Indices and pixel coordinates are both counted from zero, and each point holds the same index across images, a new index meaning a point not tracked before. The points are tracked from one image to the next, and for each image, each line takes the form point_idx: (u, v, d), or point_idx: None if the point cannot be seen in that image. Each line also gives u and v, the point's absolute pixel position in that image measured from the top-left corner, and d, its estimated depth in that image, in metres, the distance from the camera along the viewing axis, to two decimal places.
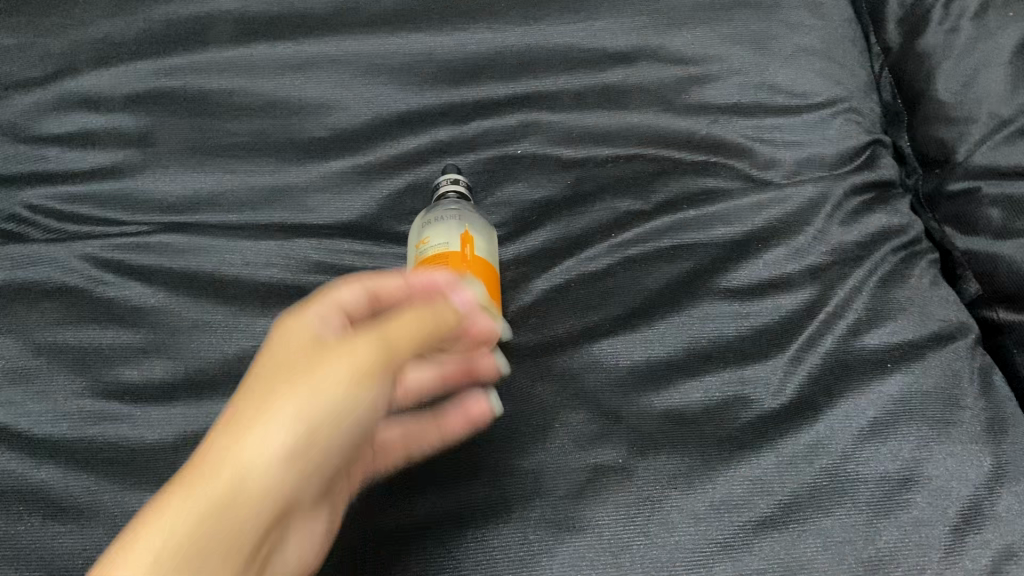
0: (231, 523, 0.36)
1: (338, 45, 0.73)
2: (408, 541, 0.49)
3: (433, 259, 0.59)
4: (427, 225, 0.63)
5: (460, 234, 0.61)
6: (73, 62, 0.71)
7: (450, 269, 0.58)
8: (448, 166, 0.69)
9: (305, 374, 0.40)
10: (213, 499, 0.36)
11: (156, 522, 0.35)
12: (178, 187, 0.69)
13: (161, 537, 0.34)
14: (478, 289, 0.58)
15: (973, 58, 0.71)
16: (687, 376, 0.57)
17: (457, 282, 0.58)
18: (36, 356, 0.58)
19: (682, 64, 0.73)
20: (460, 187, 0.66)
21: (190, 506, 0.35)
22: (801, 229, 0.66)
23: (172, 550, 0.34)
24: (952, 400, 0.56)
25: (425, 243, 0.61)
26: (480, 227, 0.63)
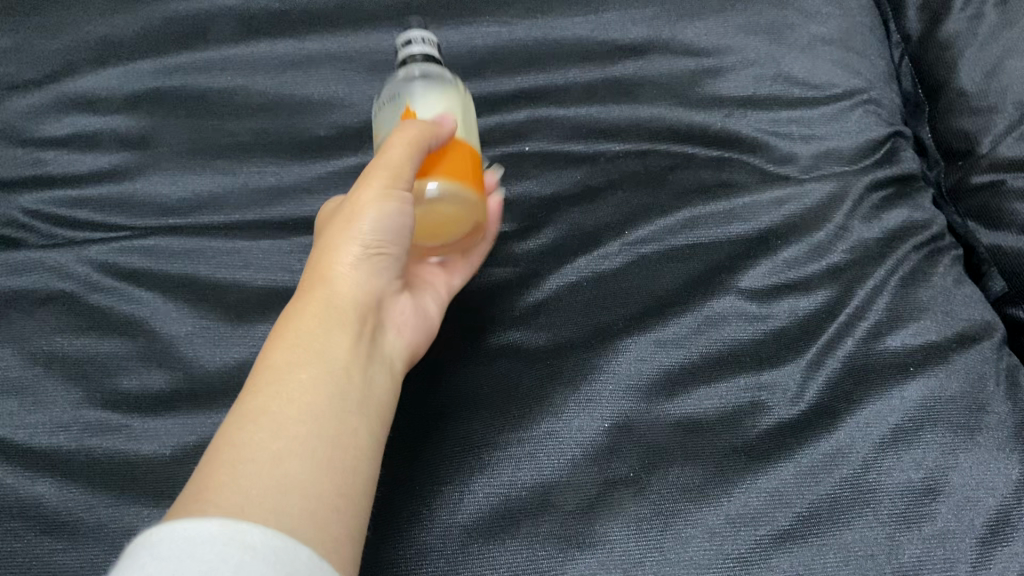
0: (298, 356, 0.45)
1: (340, 42, 0.72)
2: (414, 557, 0.48)
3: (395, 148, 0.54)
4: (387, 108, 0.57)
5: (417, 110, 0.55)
6: (70, 62, 0.69)
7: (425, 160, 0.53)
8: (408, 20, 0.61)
9: (333, 232, 0.52)
10: (293, 347, 0.46)
11: (272, 366, 0.45)
12: (178, 189, 0.67)
13: (278, 374, 0.44)
14: (459, 173, 0.54)
15: (999, 44, 0.69)
16: (704, 381, 0.55)
17: (438, 173, 0.53)
18: (32, 366, 0.57)
19: (695, 55, 0.72)
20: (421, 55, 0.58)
21: (291, 352, 0.45)
22: (821, 226, 0.64)
23: (274, 380, 0.44)
24: (977, 404, 0.54)
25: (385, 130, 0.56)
26: (444, 87, 0.57)
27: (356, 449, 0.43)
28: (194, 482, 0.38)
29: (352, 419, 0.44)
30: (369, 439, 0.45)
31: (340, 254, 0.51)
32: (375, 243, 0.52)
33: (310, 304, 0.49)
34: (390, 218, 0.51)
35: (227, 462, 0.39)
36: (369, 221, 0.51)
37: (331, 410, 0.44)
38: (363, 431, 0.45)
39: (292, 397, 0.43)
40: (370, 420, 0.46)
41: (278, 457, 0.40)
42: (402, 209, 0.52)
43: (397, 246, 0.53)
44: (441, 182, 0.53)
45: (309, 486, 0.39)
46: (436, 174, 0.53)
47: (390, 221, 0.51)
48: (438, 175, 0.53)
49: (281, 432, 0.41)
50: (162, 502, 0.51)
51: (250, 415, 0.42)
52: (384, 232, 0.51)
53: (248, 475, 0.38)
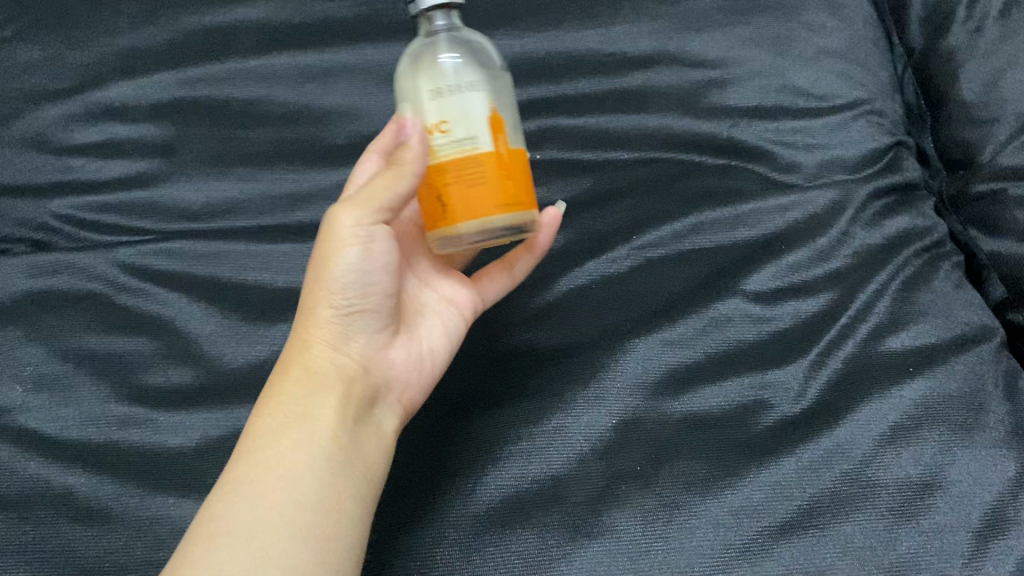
0: (281, 423, 0.48)
1: (361, 54, 0.73)
2: (433, 540, 0.52)
3: (463, 165, 0.48)
4: (442, 95, 0.48)
5: (489, 120, 0.48)
6: (98, 73, 0.71)
7: (494, 186, 0.48)
8: None
9: (309, 296, 0.52)
10: (278, 413, 0.49)
11: (259, 432, 0.48)
12: (204, 196, 0.70)
13: (262, 444, 0.47)
14: (521, 202, 0.50)
15: (1000, 56, 0.70)
16: (709, 381, 0.58)
17: (502, 206, 0.49)
18: (63, 363, 0.61)
19: (703, 67, 0.72)
20: (417, 6, 0.52)
21: (274, 418, 0.48)
22: (824, 231, 0.66)
23: (256, 451, 0.47)
24: (976, 404, 0.56)
25: (447, 132, 0.48)
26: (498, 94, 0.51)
27: (339, 508, 0.46)
28: (184, 547, 0.43)
29: (335, 486, 0.47)
30: (355, 507, 0.47)
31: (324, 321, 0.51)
32: (346, 301, 0.51)
33: (292, 374, 0.50)
34: (356, 265, 0.50)
35: (208, 533, 0.43)
36: (334, 280, 0.50)
37: (313, 478, 0.46)
38: (348, 497, 0.47)
39: (270, 466, 0.46)
40: (356, 485, 0.48)
41: (252, 531, 0.43)
42: (367, 253, 0.50)
43: (381, 299, 0.52)
44: (506, 216, 0.49)
45: (279, 555, 0.43)
46: (501, 209, 0.49)
47: (359, 270, 0.50)
48: (501, 210, 0.49)
49: (257, 505, 0.44)
50: (187, 492, 0.55)
51: (232, 486, 0.45)
52: (351, 288, 0.50)
53: (219, 557, 0.42)
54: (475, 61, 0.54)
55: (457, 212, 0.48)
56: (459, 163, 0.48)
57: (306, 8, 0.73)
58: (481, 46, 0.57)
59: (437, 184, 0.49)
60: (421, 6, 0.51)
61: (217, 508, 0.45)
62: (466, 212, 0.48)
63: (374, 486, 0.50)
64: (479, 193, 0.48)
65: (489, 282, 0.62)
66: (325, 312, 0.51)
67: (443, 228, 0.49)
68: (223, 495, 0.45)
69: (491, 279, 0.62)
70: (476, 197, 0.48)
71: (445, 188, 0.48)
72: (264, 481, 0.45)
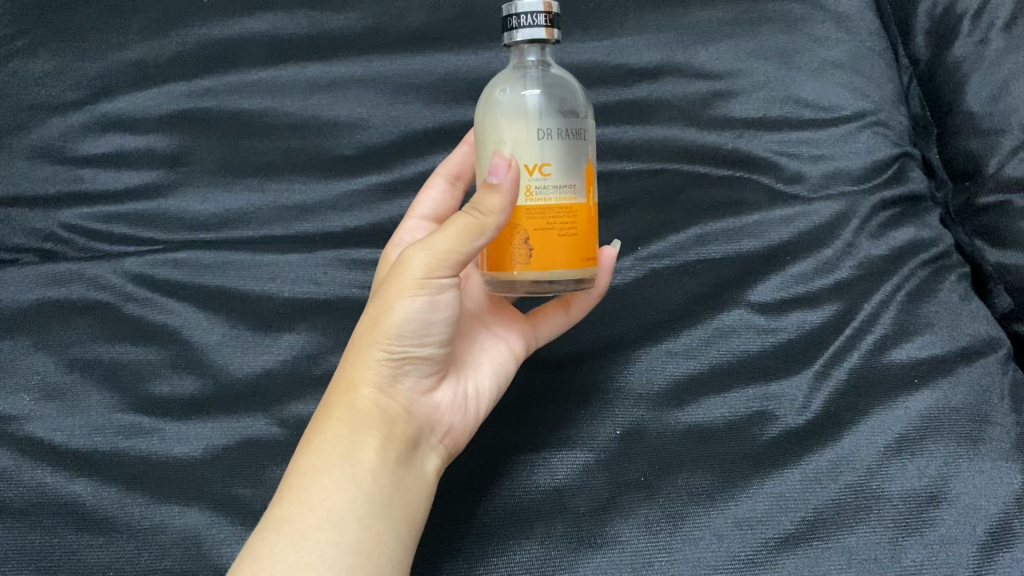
0: (325, 468, 0.48)
1: (366, 65, 0.72)
2: (436, 544, 0.55)
3: (559, 211, 0.50)
4: (552, 137, 0.50)
5: (586, 172, 0.51)
6: (106, 85, 0.72)
7: (580, 238, 0.51)
8: (520, 9, 0.50)
9: (362, 335, 0.51)
10: (323, 456, 0.49)
11: (303, 471, 0.49)
12: (211, 206, 0.70)
13: (305, 485, 0.48)
14: (585, 259, 0.52)
15: (1005, 68, 0.70)
16: (713, 392, 0.61)
17: (584, 259, 0.51)
18: (69, 372, 0.63)
19: (707, 78, 0.71)
20: (510, 37, 0.50)
21: (317, 457, 0.49)
22: (829, 242, 0.66)
23: (299, 495, 0.47)
24: (982, 416, 0.58)
25: (548, 175, 0.49)
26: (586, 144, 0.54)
27: (375, 552, 0.47)
28: None
29: (376, 527, 0.48)
30: (393, 549, 0.48)
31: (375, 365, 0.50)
32: (401, 347, 0.50)
33: (337, 412, 0.50)
34: (418, 313, 0.50)
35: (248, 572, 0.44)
36: (392, 324, 0.50)
37: (353, 519, 0.47)
38: (388, 540, 0.48)
39: (312, 511, 0.47)
40: (395, 527, 0.49)
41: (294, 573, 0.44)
42: (430, 302, 0.50)
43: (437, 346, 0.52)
44: (582, 270, 0.52)
45: None
46: (582, 261, 0.51)
47: (420, 317, 0.50)
48: (581, 262, 0.51)
49: (297, 545, 0.45)
50: (192, 501, 0.58)
51: (274, 528, 0.46)
52: (409, 335, 0.50)
53: None
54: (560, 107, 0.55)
55: (539, 257, 0.50)
56: (553, 208, 0.50)
57: (316, 20, 0.72)
58: (571, 87, 0.55)
59: (519, 226, 0.50)
60: (515, 38, 0.50)
61: (257, 549, 0.45)
62: (550, 258, 0.50)
63: (413, 529, 0.51)
64: (567, 242, 0.50)
65: (542, 324, 0.61)
66: (378, 354, 0.50)
67: (514, 271, 0.51)
68: (265, 536, 0.46)
69: (547, 317, 0.62)
70: (563, 245, 0.50)
71: (527, 233, 0.50)
72: (304, 524, 0.46)
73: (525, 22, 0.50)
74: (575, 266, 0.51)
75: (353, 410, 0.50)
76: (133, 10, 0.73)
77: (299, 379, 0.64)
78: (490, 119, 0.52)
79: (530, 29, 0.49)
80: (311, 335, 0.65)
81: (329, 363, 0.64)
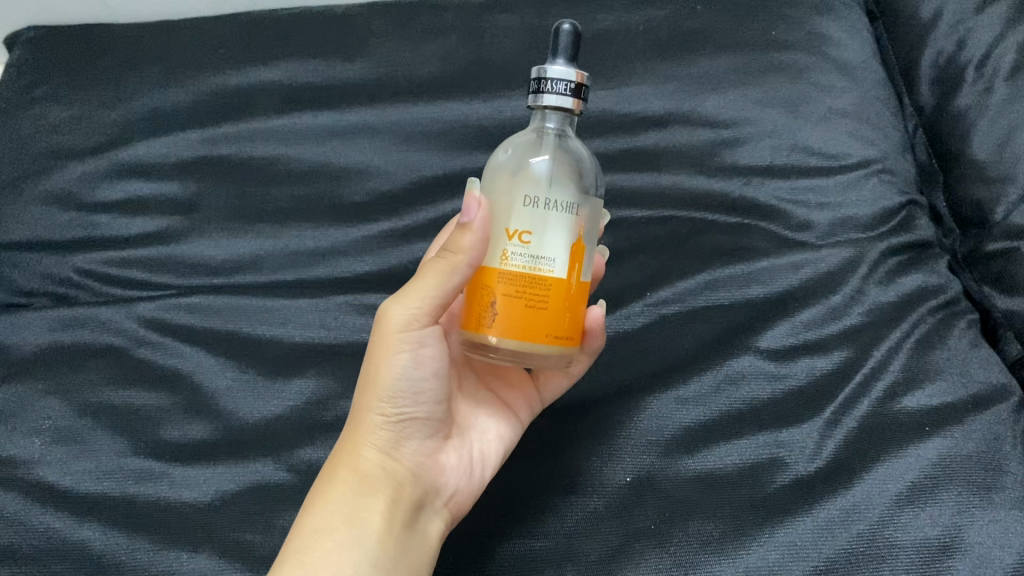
0: (329, 527, 0.49)
1: (379, 114, 0.73)
2: None
3: (532, 280, 0.48)
4: (535, 206, 0.49)
5: (570, 248, 0.49)
6: (124, 132, 0.74)
7: (550, 313, 0.48)
8: (549, 75, 0.49)
9: (360, 399, 0.53)
10: (328, 516, 0.49)
11: (308, 528, 0.49)
12: (223, 252, 0.71)
13: (311, 543, 0.48)
14: (563, 334, 0.49)
15: (1010, 117, 0.70)
16: (723, 439, 0.61)
17: (549, 336, 0.49)
18: (80, 417, 0.64)
19: (714, 127, 0.72)
20: (536, 101, 0.50)
21: (322, 519, 0.49)
22: (838, 288, 0.66)
23: (305, 552, 0.47)
24: (994, 463, 0.58)
25: (525, 244, 0.48)
26: (589, 219, 0.51)
27: None
28: None
29: None
30: None
31: (374, 428, 0.52)
32: (396, 408, 0.52)
33: (340, 477, 0.51)
34: (407, 371, 0.51)
35: None
36: (387, 385, 0.51)
37: None
38: None
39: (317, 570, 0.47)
40: None
41: None
42: (417, 358, 0.51)
43: (434, 408, 0.53)
44: (545, 346, 0.49)
45: None
46: (546, 338, 0.49)
47: (410, 374, 0.51)
48: (544, 338, 0.49)
49: None
50: (201, 547, 0.59)
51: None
52: (403, 395, 0.52)
53: None
54: (572, 174, 0.53)
55: (513, 325, 0.48)
56: (526, 277, 0.48)
57: (330, 70, 0.74)
58: (583, 158, 0.55)
59: (491, 288, 0.49)
60: (541, 103, 0.49)
61: None
62: (511, 327, 0.48)
63: None
64: (532, 314, 0.48)
65: (544, 387, 0.62)
66: (377, 418, 0.52)
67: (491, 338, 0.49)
68: None
69: (552, 383, 0.62)
70: (525, 316, 0.48)
71: (495, 296, 0.49)
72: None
73: (554, 88, 0.49)
74: (533, 340, 0.48)
75: (355, 472, 0.51)
76: (152, 61, 0.75)
77: (308, 425, 0.64)
78: (490, 180, 0.52)
79: (556, 96, 0.49)
80: (321, 379, 0.65)
81: (339, 409, 0.64)
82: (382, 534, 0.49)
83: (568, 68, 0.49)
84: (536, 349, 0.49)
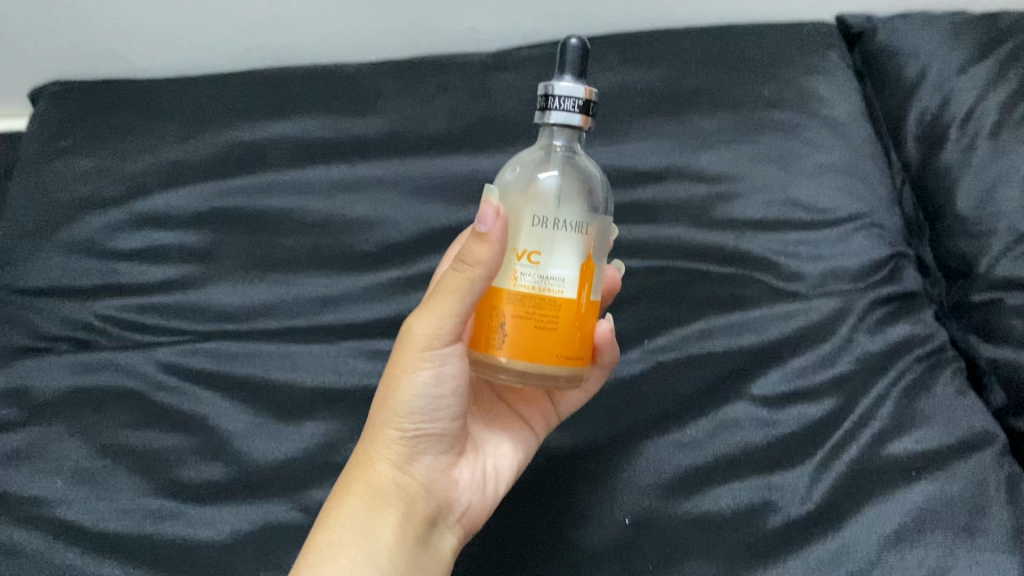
0: (342, 538, 0.52)
1: (388, 167, 0.77)
2: None
3: (540, 300, 0.50)
4: (544, 226, 0.51)
5: (578, 269, 0.51)
6: (144, 184, 0.77)
7: (557, 335, 0.50)
8: (559, 91, 0.52)
9: (379, 414, 0.56)
10: (344, 529, 0.52)
11: (323, 540, 0.52)
12: (237, 298, 0.73)
13: (324, 555, 0.51)
14: (570, 354, 0.51)
15: (991, 174, 0.73)
16: (717, 482, 0.64)
17: (556, 357, 0.51)
18: (101, 457, 0.67)
19: (709, 182, 0.75)
20: (543, 117, 0.52)
21: (337, 533, 0.52)
22: (828, 337, 0.69)
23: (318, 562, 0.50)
24: (978, 507, 0.61)
25: (535, 263, 0.50)
26: (597, 237, 0.53)
27: None
28: None
29: None
30: None
31: (391, 444, 0.55)
32: (413, 423, 0.54)
33: (356, 489, 0.54)
34: (425, 388, 0.54)
35: None
36: (405, 401, 0.54)
37: None
38: None
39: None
40: None
41: None
42: (437, 375, 0.54)
43: (450, 424, 0.56)
44: (550, 366, 0.51)
45: None
46: (551, 359, 0.50)
47: (428, 391, 0.54)
48: (549, 358, 0.50)
49: None
50: None
51: None
52: (420, 411, 0.54)
53: None
54: (579, 195, 0.56)
55: (521, 345, 0.50)
56: (535, 297, 0.50)
57: (341, 124, 0.77)
58: (590, 176, 0.58)
59: (498, 308, 0.51)
60: (548, 118, 0.52)
61: None
62: (519, 347, 0.50)
63: None
64: (539, 335, 0.50)
65: (560, 402, 0.66)
66: (393, 433, 0.55)
67: (500, 359, 0.51)
68: None
69: (567, 398, 0.66)
70: (532, 337, 0.50)
71: (504, 316, 0.50)
72: None
73: (561, 104, 0.52)
74: (539, 360, 0.50)
75: (371, 485, 0.54)
76: (171, 115, 0.79)
77: (319, 466, 0.66)
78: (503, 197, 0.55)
79: (562, 112, 0.52)
80: (331, 423, 0.68)
81: (347, 451, 0.66)
82: (394, 546, 0.52)
83: (575, 85, 0.52)
84: (543, 369, 0.51)
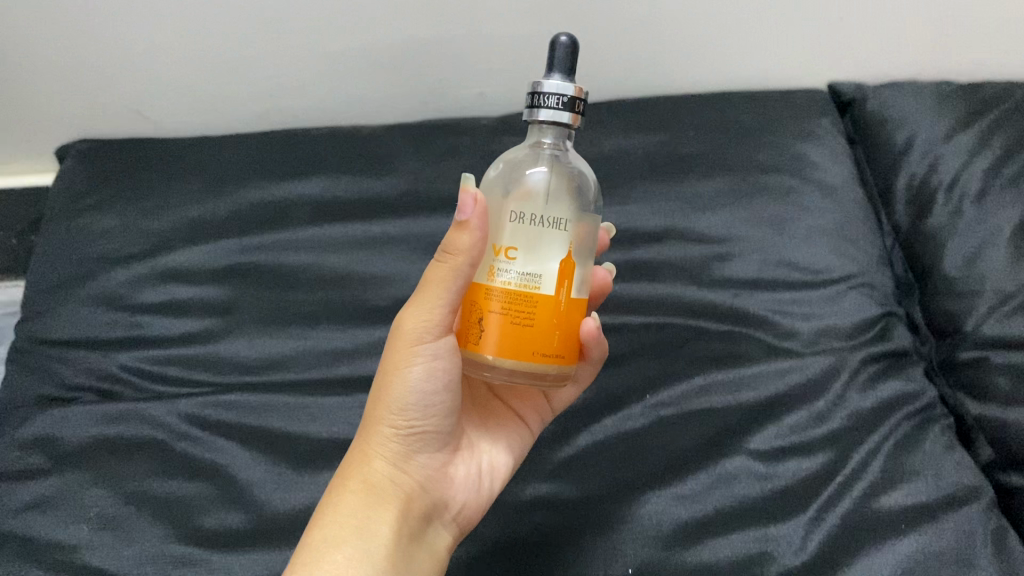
0: (340, 531, 0.54)
1: (402, 226, 0.80)
2: None
3: (519, 296, 0.52)
4: (524, 222, 0.53)
5: (560, 265, 0.53)
6: (167, 240, 0.81)
7: (539, 330, 0.52)
8: (545, 90, 0.54)
9: (373, 414, 0.60)
10: (341, 523, 0.55)
11: (322, 534, 0.54)
12: (256, 351, 0.77)
13: (323, 549, 0.53)
14: (554, 350, 0.53)
15: (977, 238, 0.77)
16: (716, 535, 0.67)
17: (540, 354, 0.52)
18: (126, 504, 0.70)
19: (707, 244, 0.79)
20: (533, 114, 0.54)
21: (333, 531, 0.54)
22: (822, 393, 0.72)
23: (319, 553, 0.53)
24: (965, 560, 0.64)
25: (513, 260, 0.52)
26: (579, 232, 0.55)
27: None
28: None
29: None
30: None
31: (387, 440, 0.58)
32: (406, 421, 0.58)
33: (352, 485, 0.57)
34: (417, 384, 0.57)
35: None
36: (398, 399, 0.58)
37: None
38: None
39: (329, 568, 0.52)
40: None
41: None
42: (428, 371, 0.57)
43: (442, 421, 0.60)
44: (535, 363, 0.53)
45: None
46: (535, 356, 0.52)
47: (420, 388, 0.57)
48: (534, 355, 0.52)
49: None
50: None
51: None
52: (413, 407, 0.58)
53: None
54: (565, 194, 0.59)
55: (504, 341, 0.52)
56: (514, 293, 0.52)
57: (357, 184, 0.81)
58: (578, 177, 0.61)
59: (482, 306, 0.53)
60: (537, 116, 0.54)
61: None
62: (503, 346, 0.52)
63: None
64: (521, 331, 0.52)
65: (554, 399, 0.71)
66: (388, 431, 0.58)
67: (485, 356, 0.53)
68: None
69: (561, 394, 0.71)
70: (515, 332, 0.52)
71: (487, 314, 0.53)
72: None
73: (548, 102, 0.53)
74: (523, 357, 0.52)
75: (367, 480, 0.57)
76: (194, 174, 0.82)
77: None
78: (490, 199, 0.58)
79: (550, 110, 0.53)
80: None
81: None
82: (389, 539, 0.55)
83: (565, 83, 0.53)
84: (529, 366, 0.53)
